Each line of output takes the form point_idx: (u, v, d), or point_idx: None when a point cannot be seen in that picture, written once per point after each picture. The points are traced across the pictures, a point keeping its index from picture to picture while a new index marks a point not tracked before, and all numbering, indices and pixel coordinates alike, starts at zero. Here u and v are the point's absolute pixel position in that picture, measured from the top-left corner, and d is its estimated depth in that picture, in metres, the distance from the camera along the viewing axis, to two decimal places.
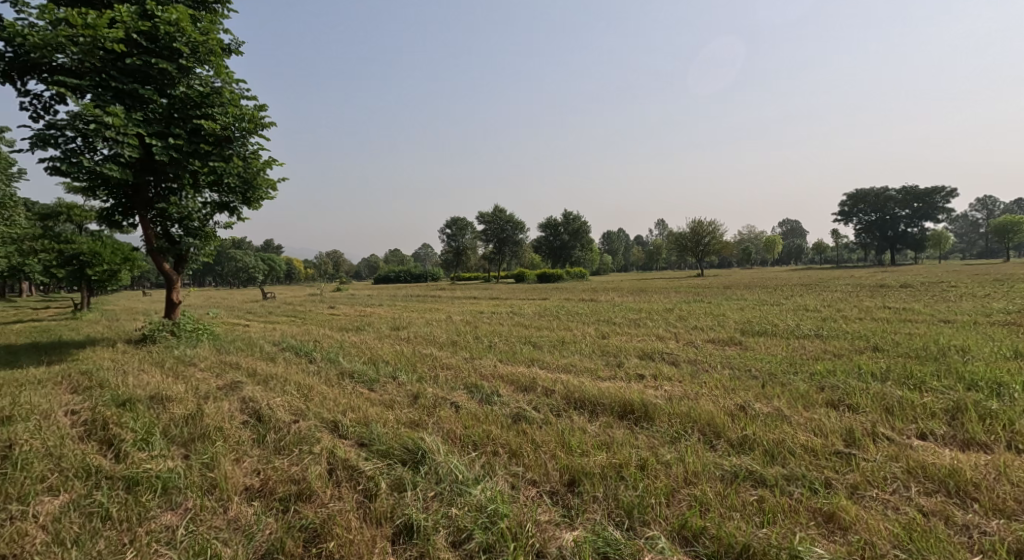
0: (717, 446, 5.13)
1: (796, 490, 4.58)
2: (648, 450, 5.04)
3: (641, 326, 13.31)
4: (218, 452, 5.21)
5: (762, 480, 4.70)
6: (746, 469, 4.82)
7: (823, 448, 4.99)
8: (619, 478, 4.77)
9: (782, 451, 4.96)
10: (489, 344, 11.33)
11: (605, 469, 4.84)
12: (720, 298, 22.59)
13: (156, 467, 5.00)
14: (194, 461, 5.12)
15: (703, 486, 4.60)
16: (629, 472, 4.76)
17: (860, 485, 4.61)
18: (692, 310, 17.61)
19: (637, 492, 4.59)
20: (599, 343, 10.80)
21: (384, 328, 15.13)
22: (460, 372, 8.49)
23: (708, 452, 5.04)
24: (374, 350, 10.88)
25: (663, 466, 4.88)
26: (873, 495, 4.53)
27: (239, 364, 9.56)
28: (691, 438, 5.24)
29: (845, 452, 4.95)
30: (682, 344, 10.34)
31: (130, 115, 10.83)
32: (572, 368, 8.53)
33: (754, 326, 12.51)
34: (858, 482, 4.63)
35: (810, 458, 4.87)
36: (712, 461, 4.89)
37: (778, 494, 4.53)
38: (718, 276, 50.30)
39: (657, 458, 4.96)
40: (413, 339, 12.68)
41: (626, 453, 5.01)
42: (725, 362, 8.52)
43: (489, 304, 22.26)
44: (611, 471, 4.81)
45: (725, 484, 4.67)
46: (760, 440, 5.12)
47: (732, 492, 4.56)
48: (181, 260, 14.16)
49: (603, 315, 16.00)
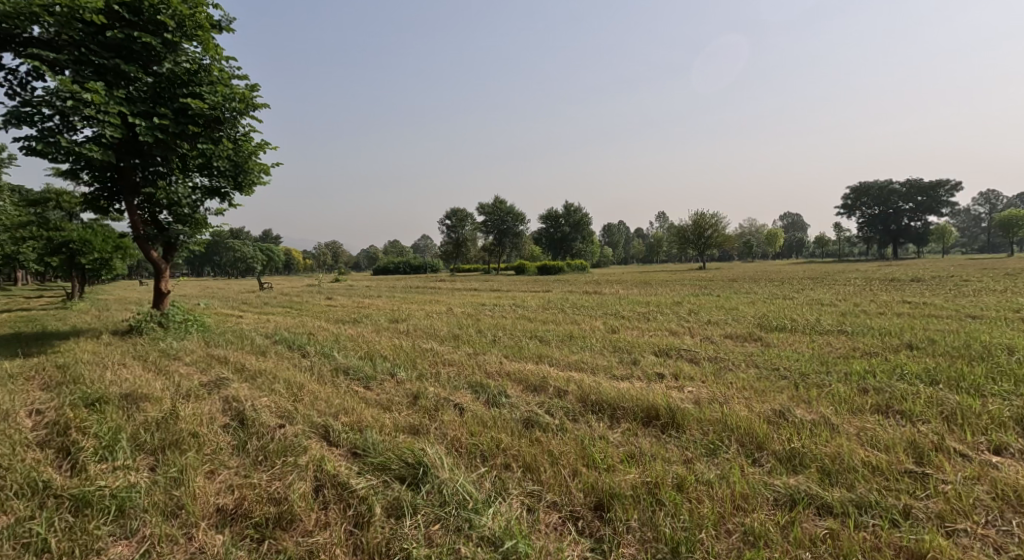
0: (760, 462, 4.53)
1: (871, 521, 3.99)
2: (683, 467, 4.45)
3: (652, 320, 12.71)
4: (188, 464, 4.61)
5: (826, 508, 4.12)
6: (795, 491, 4.22)
7: (891, 466, 4.40)
8: (654, 502, 4.18)
9: (842, 471, 4.36)
10: (493, 339, 10.72)
11: (637, 489, 4.26)
12: (727, 291, 21.99)
13: (112, 485, 4.39)
14: (158, 477, 4.52)
15: (758, 516, 4.01)
16: (667, 496, 4.17)
17: (948, 516, 4.01)
18: (702, 303, 17.03)
19: (682, 523, 4.00)
20: (610, 337, 10.20)
21: (383, 320, 14.52)
22: (463, 369, 7.88)
23: (750, 470, 4.44)
24: (372, 344, 10.27)
25: (703, 486, 4.29)
26: (966, 529, 3.94)
27: (227, 358, 8.95)
28: (729, 450, 4.65)
29: (917, 472, 4.36)
30: (699, 340, 9.74)
31: (111, 92, 10.18)
32: (584, 365, 7.93)
33: (771, 321, 11.91)
34: (944, 512, 4.04)
35: (879, 480, 4.29)
36: (761, 482, 4.30)
37: (850, 527, 3.94)
38: (720, 269, 49.64)
39: (695, 476, 4.36)
40: (413, 333, 12.07)
41: (657, 470, 4.41)
42: (749, 360, 7.92)
43: (490, 297, 21.65)
44: (645, 493, 4.22)
45: (783, 511, 4.09)
46: (809, 457, 4.52)
47: (794, 523, 3.98)
48: (170, 248, 13.50)
49: (609, 308, 15.39)
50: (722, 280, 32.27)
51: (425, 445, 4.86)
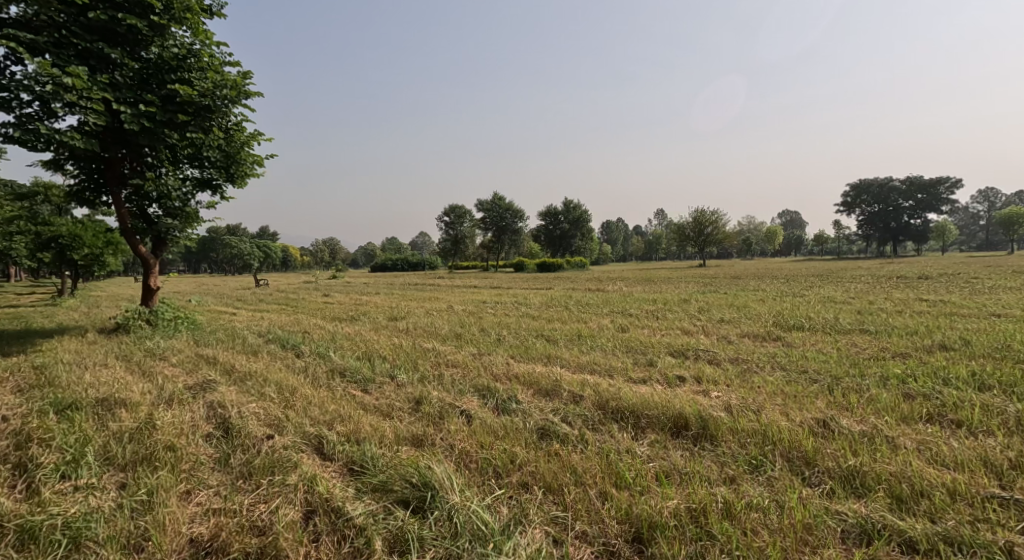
0: (808, 483, 4.06)
1: None
2: (729, 490, 3.97)
3: (663, 318, 12.20)
4: (159, 485, 4.15)
5: (912, 544, 3.67)
6: (859, 521, 3.77)
7: (970, 490, 3.93)
8: (703, 535, 3.72)
9: (913, 496, 3.89)
10: (497, 338, 10.20)
11: (681, 519, 3.79)
12: (733, 289, 21.47)
13: (66, 510, 3.93)
14: (125, 503, 4.04)
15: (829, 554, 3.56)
16: (719, 529, 3.70)
17: None
18: (711, 301, 16.53)
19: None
20: (621, 337, 9.69)
21: (381, 318, 14.00)
22: (469, 371, 7.37)
23: (802, 492, 3.96)
24: (370, 343, 9.74)
25: (755, 513, 3.82)
26: None
27: (216, 358, 8.42)
28: (776, 468, 4.17)
29: (1003, 496, 3.88)
30: (715, 339, 9.23)
31: (94, 77, 9.62)
32: (598, 367, 7.43)
33: (787, 319, 11.40)
34: None
35: (963, 508, 3.82)
36: (826, 509, 3.84)
37: None
38: (721, 267, 49.05)
39: (742, 501, 3.89)
40: (412, 331, 11.55)
41: (692, 493, 3.94)
42: (773, 361, 7.43)
43: (491, 294, 21.11)
44: (690, 524, 3.76)
45: (861, 548, 3.66)
46: (871, 477, 4.05)
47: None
48: (159, 243, 12.94)
49: (615, 305, 14.86)
50: (725, 277, 31.69)
51: (431, 461, 4.37)
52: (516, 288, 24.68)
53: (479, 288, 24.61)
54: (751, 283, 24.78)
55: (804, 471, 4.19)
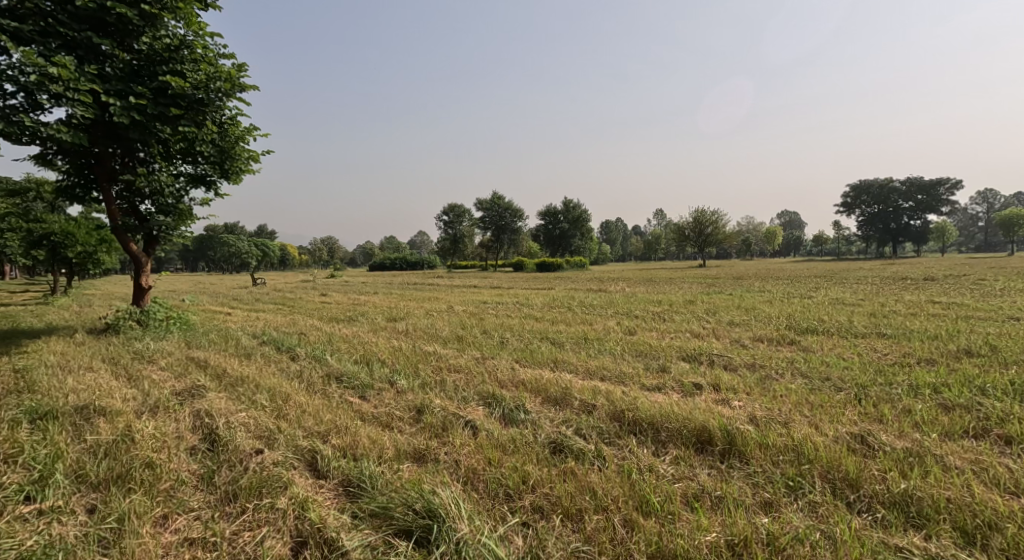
0: (856, 511, 3.76)
1: None
2: (774, 520, 3.66)
3: (670, 321, 11.85)
4: (130, 510, 3.82)
5: None
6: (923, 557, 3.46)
7: None
8: None
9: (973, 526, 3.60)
10: (501, 340, 9.83)
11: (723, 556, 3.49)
12: (738, 289, 21.13)
13: (24, 540, 3.61)
14: (93, 532, 3.68)
15: None
16: None
17: None
18: (716, 302, 16.18)
19: None
20: (630, 340, 9.35)
21: (380, 318, 13.64)
22: (473, 376, 7.00)
23: (855, 524, 3.64)
24: (369, 346, 9.36)
25: (802, 547, 3.52)
26: None
27: (206, 362, 8.04)
28: (818, 493, 3.86)
29: None
30: (727, 343, 8.88)
31: (82, 67, 9.21)
32: (609, 373, 7.06)
33: (798, 322, 11.06)
34: None
35: None
36: (883, 543, 3.54)
37: None
38: (721, 267, 48.78)
39: (786, 533, 3.58)
40: (412, 333, 11.19)
41: (732, 524, 3.63)
42: (792, 367, 7.08)
43: (492, 294, 20.74)
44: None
45: None
46: (928, 506, 3.74)
47: None
48: (151, 241, 12.52)
49: (620, 306, 14.51)
50: (728, 277, 31.37)
51: (436, 483, 4.03)
52: (518, 288, 24.32)
53: (480, 287, 24.24)
54: (754, 284, 24.44)
55: (842, 500, 3.87)
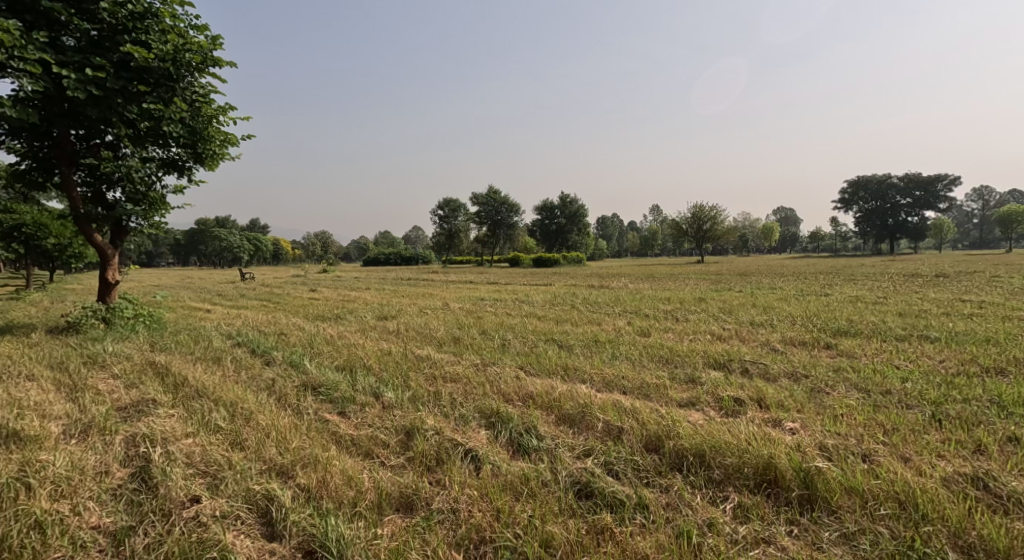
0: None
1: None
2: None
3: (685, 321, 10.87)
4: None
5: None
6: None
7: None
8: None
9: None
10: (503, 343, 8.85)
11: None
12: (745, 286, 20.19)
13: None
14: None
15: None
16: None
17: None
18: (728, 299, 15.22)
19: None
20: (647, 344, 8.38)
21: (369, 316, 12.64)
22: (473, 388, 6.03)
23: None
24: (355, 349, 8.36)
25: None
26: None
27: (166, 368, 7.00)
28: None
29: None
30: (757, 347, 7.93)
31: (30, 34, 8.07)
32: (632, 385, 6.10)
33: (827, 322, 10.13)
34: None
35: None
36: None
37: None
38: (721, 263, 47.77)
39: None
40: (404, 333, 10.20)
41: None
42: (842, 378, 6.13)
43: (489, 290, 19.72)
44: None
45: None
46: None
47: None
48: (119, 231, 11.43)
49: (628, 305, 13.52)
50: (729, 273, 30.44)
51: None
52: (514, 284, 23.25)
53: (475, 283, 23.19)
54: (759, 280, 23.51)
55: None
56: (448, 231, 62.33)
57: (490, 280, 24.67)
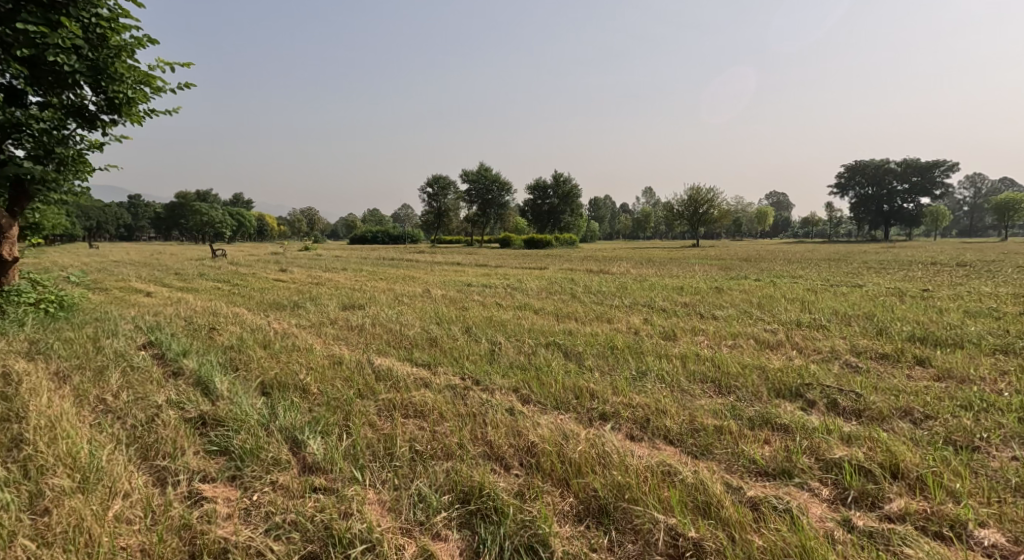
0: None
1: None
2: None
3: (712, 320, 8.94)
4: None
5: None
6: None
7: None
8: None
9: None
10: (491, 349, 6.87)
11: None
12: (761, 274, 18.15)
13: None
14: None
15: None
16: None
17: None
18: (753, 290, 13.21)
19: None
20: (680, 356, 6.44)
21: (332, 306, 10.61)
22: (446, 433, 4.06)
23: None
24: (295, 356, 6.39)
25: None
26: None
27: (15, 388, 5.03)
28: None
29: None
30: (828, 362, 5.98)
31: None
32: (679, 432, 4.17)
33: (892, 322, 8.17)
34: None
35: None
36: None
37: None
38: (713, 248, 45.86)
39: None
40: (368, 332, 8.19)
41: None
42: (988, 417, 4.17)
43: (477, 273, 17.66)
44: None
45: None
46: None
47: None
48: (19, 194, 9.40)
49: (640, 297, 11.56)
50: (734, 259, 28.50)
51: None
52: (505, 267, 21.15)
53: (462, 265, 21.09)
54: (771, 267, 21.57)
55: None
56: (437, 209, 60.02)
57: (479, 264, 22.55)
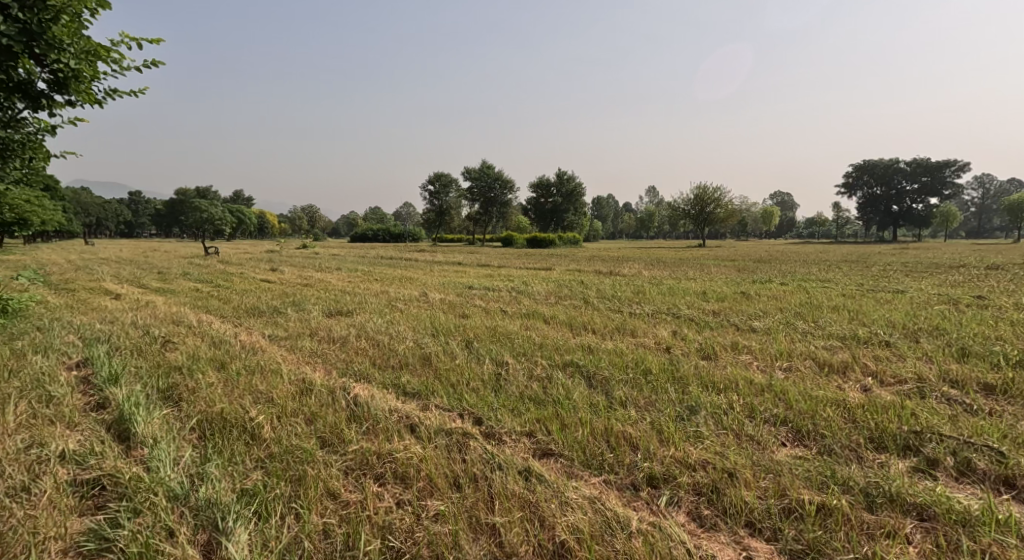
0: None
1: None
2: None
3: (750, 333, 7.73)
4: None
5: None
6: None
7: None
8: None
9: None
10: (496, 371, 5.64)
11: None
12: (786, 277, 16.75)
13: None
14: None
15: None
16: None
17: None
18: (783, 295, 11.94)
19: None
20: (731, 384, 5.20)
21: (315, 313, 9.37)
22: (436, 522, 3.13)
23: None
24: (253, 382, 5.15)
25: None
26: None
27: None
28: None
29: None
30: (920, 395, 4.77)
31: None
32: (767, 516, 3.19)
33: (970, 337, 6.91)
34: None
35: None
36: None
37: None
38: (720, 248, 44.52)
39: None
40: (353, 347, 6.99)
41: None
42: None
43: (478, 275, 16.42)
44: None
45: None
46: None
47: None
48: None
49: (661, 304, 10.32)
50: (746, 261, 27.10)
51: None
52: (508, 268, 19.86)
53: (462, 266, 19.83)
54: (789, 269, 20.25)
55: None
56: (438, 208, 58.76)
57: (481, 264, 21.27)
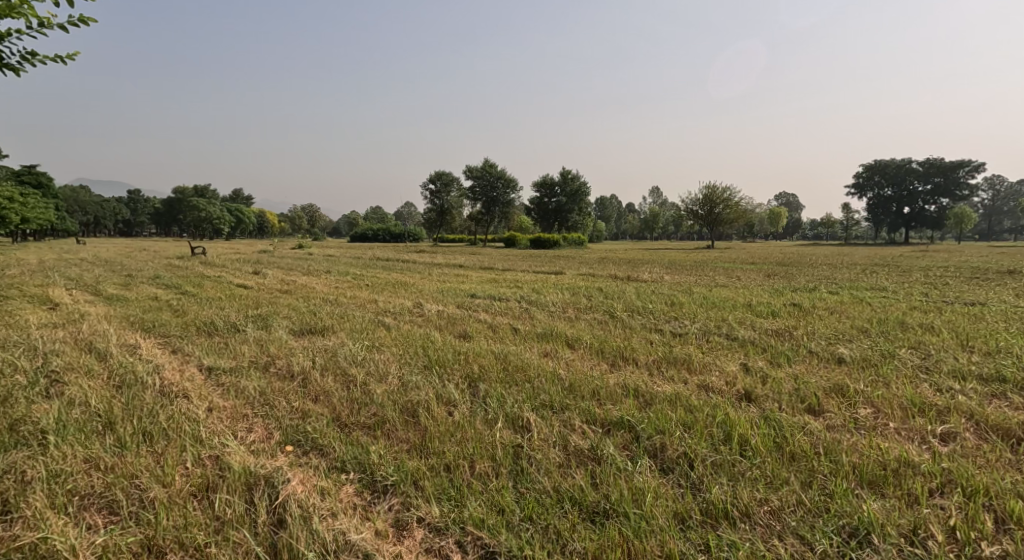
0: None
1: None
2: None
3: (845, 368, 5.82)
4: None
5: None
6: None
7: None
8: None
9: None
10: (516, 441, 3.70)
11: None
12: (832, 285, 14.66)
13: None
14: None
15: None
16: None
17: None
18: (845, 309, 9.97)
19: None
20: (888, 472, 3.30)
21: (279, 333, 7.43)
22: None
23: None
24: (133, 465, 3.30)
25: None
26: None
27: None
28: None
29: None
30: None
31: None
32: None
33: None
34: None
35: None
36: None
37: None
38: (731, 251, 42.40)
39: None
40: (313, 389, 5.06)
41: None
42: None
43: (481, 281, 14.50)
44: None
45: None
46: None
47: None
48: None
49: (710, 323, 8.37)
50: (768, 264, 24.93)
51: None
52: (514, 272, 17.86)
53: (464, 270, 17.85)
54: (826, 275, 18.05)
55: None
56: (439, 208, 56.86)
57: (484, 267, 19.37)
